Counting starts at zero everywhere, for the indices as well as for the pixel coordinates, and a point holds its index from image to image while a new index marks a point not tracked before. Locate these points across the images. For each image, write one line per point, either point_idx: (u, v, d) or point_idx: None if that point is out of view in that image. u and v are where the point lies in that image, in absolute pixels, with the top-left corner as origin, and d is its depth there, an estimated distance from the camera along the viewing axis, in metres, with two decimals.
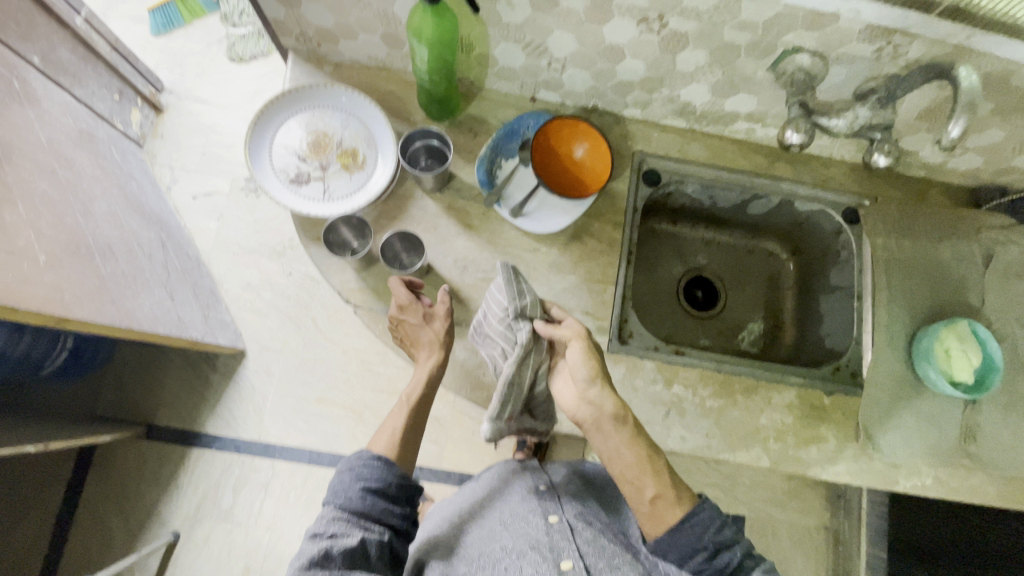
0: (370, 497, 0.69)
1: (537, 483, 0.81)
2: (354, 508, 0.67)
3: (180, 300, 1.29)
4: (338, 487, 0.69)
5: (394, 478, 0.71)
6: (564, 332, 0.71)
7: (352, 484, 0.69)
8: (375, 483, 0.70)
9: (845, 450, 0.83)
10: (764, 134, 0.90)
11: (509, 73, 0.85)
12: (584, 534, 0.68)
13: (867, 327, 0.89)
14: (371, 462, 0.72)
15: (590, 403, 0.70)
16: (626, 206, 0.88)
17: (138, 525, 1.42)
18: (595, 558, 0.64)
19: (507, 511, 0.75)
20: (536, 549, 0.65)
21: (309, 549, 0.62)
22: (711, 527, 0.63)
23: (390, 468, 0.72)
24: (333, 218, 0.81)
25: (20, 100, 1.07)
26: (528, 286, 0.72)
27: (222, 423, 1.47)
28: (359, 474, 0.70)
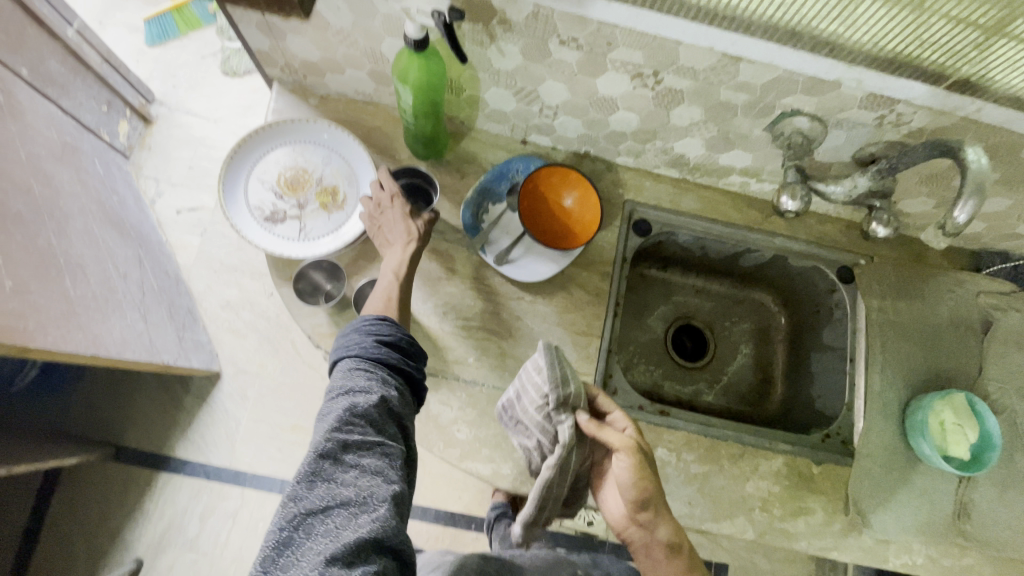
0: (382, 351, 0.63)
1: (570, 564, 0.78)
2: (368, 357, 0.61)
3: (155, 322, 1.25)
4: (348, 342, 0.63)
5: (404, 334, 0.66)
6: (613, 438, 0.61)
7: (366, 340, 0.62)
8: (387, 335, 0.64)
9: (833, 523, 0.79)
10: (760, 188, 0.88)
11: (500, 116, 0.83)
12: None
13: (859, 393, 0.86)
14: (380, 321, 0.65)
15: (641, 526, 0.62)
16: (614, 256, 0.85)
17: (99, 551, 1.36)
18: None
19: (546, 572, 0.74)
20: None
21: (334, 408, 0.57)
22: None
23: (398, 328, 0.67)
24: (303, 265, 0.78)
25: (3, 113, 1.04)
26: (573, 372, 0.66)
27: (193, 447, 1.42)
28: (370, 331, 0.64)
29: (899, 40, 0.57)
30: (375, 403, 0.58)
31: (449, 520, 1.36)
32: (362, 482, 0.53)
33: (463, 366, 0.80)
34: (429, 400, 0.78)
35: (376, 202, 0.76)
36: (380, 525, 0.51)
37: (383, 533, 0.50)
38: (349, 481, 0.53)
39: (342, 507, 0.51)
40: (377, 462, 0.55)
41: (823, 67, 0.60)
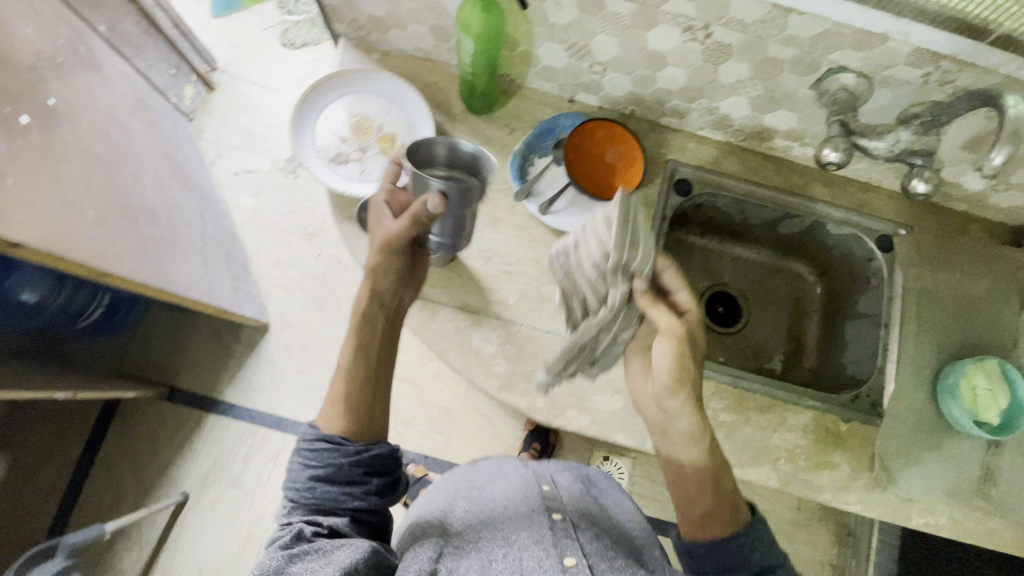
0: (320, 483, 0.71)
1: (542, 484, 0.82)
2: (306, 493, 0.70)
3: (214, 269, 1.34)
4: (292, 480, 0.73)
5: (341, 458, 0.72)
6: (662, 320, 0.68)
7: (302, 471, 0.72)
8: (320, 468, 0.72)
9: (857, 479, 0.81)
10: (802, 152, 0.90)
11: (550, 73, 0.87)
12: (586, 534, 0.69)
13: (892, 357, 0.87)
14: (322, 441, 0.74)
15: (666, 407, 0.70)
16: (655, 213, 0.88)
17: (151, 483, 1.46)
18: (599, 558, 0.64)
19: (508, 504, 0.77)
20: (542, 542, 0.67)
21: (275, 547, 0.65)
22: (760, 550, 0.65)
23: (341, 450, 0.73)
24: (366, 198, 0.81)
25: (84, 64, 1.14)
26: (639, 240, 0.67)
27: (241, 392, 1.52)
28: (304, 462, 0.73)
29: None
30: (318, 531, 0.67)
31: None
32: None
33: (505, 307, 0.85)
34: (471, 336, 0.83)
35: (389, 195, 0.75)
36: None
37: None
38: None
39: None
40: (323, 556, 0.62)
41: (870, 19, 0.64)
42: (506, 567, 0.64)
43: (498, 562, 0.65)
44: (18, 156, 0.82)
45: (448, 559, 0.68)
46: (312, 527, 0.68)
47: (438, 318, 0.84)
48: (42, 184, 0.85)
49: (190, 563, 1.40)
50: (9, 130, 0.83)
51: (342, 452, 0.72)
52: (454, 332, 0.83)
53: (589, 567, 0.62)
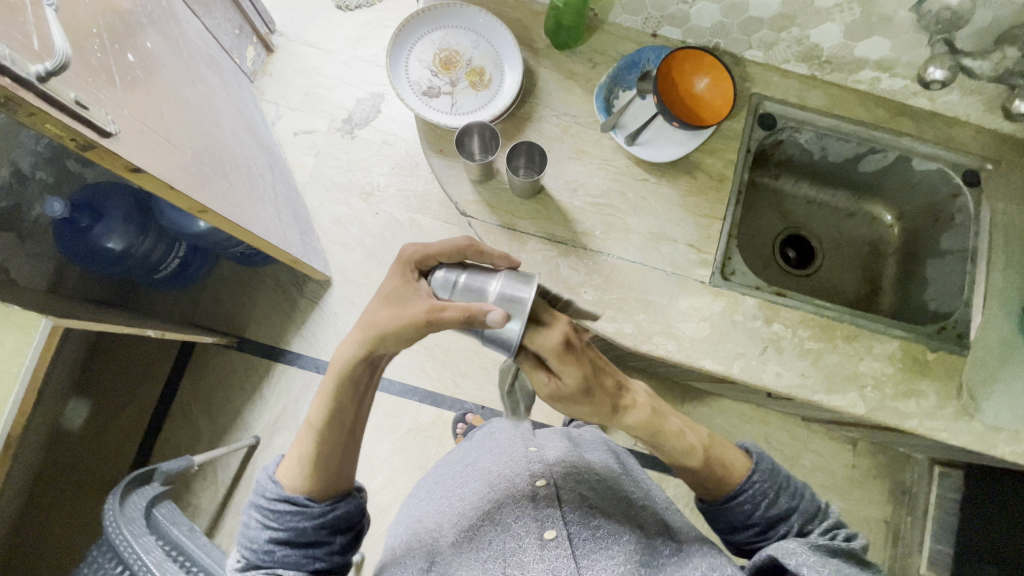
0: (280, 545, 0.65)
1: (528, 445, 0.84)
2: (264, 554, 0.65)
3: (285, 220, 1.39)
4: (248, 532, 0.67)
5: (306, 523, 0.66)
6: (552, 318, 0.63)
7: (260, 533, 0.66)
8: (281, 532, 0.66)
9: (946, 407, 0.81)
10: (891, 84, 0.89)
11: (637, 5, 0.87)
12: (569, 497, 0.72)
13: (980, 290, 0.86)
14: (285, 501, 0.67)
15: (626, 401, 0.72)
16: (740, 145, 0.88)
17: (224, 428, 1.53)
18: (579, 527, 0.69)
19: (498, 471, 0.79)
20: (523, 517, 0.70)
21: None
22: (761, 505, 0.69)
23: (305, 514, 0.67)
24: (469, 124, 0.87)
25: (167, 16, 1.18)
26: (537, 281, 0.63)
27: (306, 343, 1.57)
28: (265, 521, 0.67)
29: None
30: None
31: None
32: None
33: (592, 237, 0.86)
34: (559, 265, 0.85)
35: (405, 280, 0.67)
36: None
37: None
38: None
39: None
40: None
41: None
42: (492, 553, 0.68)
43: (486, 546, 0.69)
44: (130, 90, 0.87)
45: (442, 560, 0.71)
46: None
47: (527, 247, 0.86)
48: (150, 119, 0.90)
49: None
50: (122, 65, 0.88)
51: (307, 515, 0.67)
52: (543, 260, 0.85)
53: (568, 539, 0.66)
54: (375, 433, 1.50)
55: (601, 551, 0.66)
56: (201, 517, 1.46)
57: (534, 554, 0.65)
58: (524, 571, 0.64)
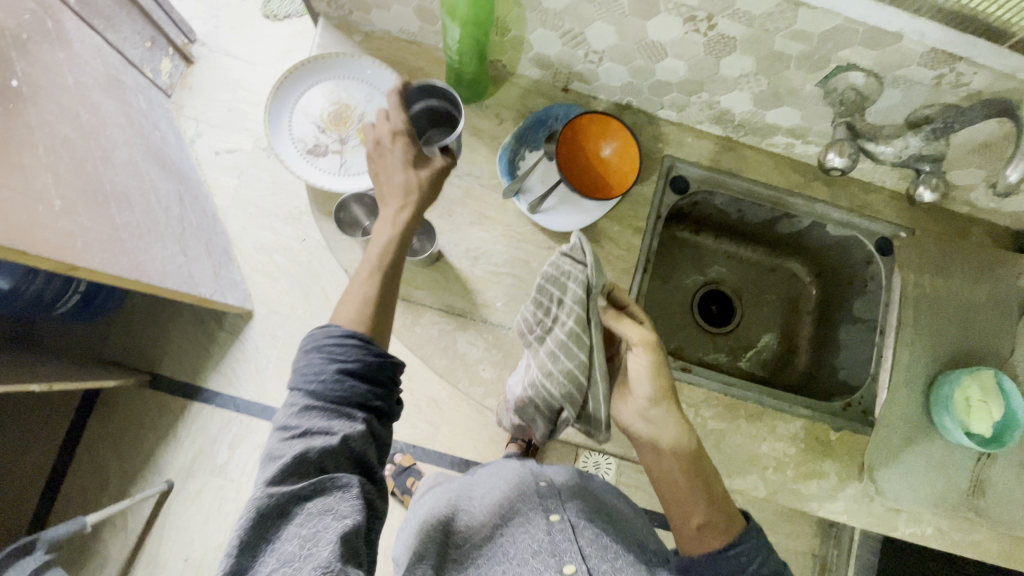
0: (343, 387, 0.58)
1: (539, 479, 0.77)
2: (324, 393, 0.58)
3: (193, 256, 1.29)
4: (305, 367, 0.60)
5: (372, 359, 0.60)
6: (633, 334, 0.64)
7: (325, 365, 0.59)
8: (349, 365, 0.59)
9: (846, 488, 0.80)
10: (804, 150, 0.86)
11: (543, 60, 0.81)
12: (586, 531, 0.66)
13: (886, 364, 0.85)
14: (349, 336, 0.61)
15: (648, 421, 0.66)
16: (649, 211, 0.85)
17: (134, 471, 1.43)
18: (598, 560, 0.62)
19: (507, 503, 0.72)
20: (538, 554, 0.62)
21: (284, 453, 0.54)
22: (756, 560, 0.60)
23: (369, 347, 0.61)
24: (345, 197, 0.79)
25: (51, 39, 1.06)
26: (567, 288, 0.66)
27: (225, 380, 1.49)
28: (332, 354, 0.60)
29: None
30: (324, 448, 0.55)
31: None
32: (305, 535, 0.51)
33: (491, 310, 0.82)
34: (456, 340, 0.81)
35: (376, 140, 0.68)
36: None
37: None
38: (293, 536, 0.51)
39: (284, 560, 0.50)
40: (327, 501, 0.54)
41: (885, 17, 0.59)
42: None
43: None
44: None
45: None
46: (320, 442, 0.55)
47: (421, 321, 0.81)
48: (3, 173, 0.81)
49: (176, 550, 1.39)
50: None
51: (373, 353, 0.61)
52: (438, 335, 0.81)
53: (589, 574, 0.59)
54: None
55: None
56: (109, 568, 1.38)
57: None
58: None
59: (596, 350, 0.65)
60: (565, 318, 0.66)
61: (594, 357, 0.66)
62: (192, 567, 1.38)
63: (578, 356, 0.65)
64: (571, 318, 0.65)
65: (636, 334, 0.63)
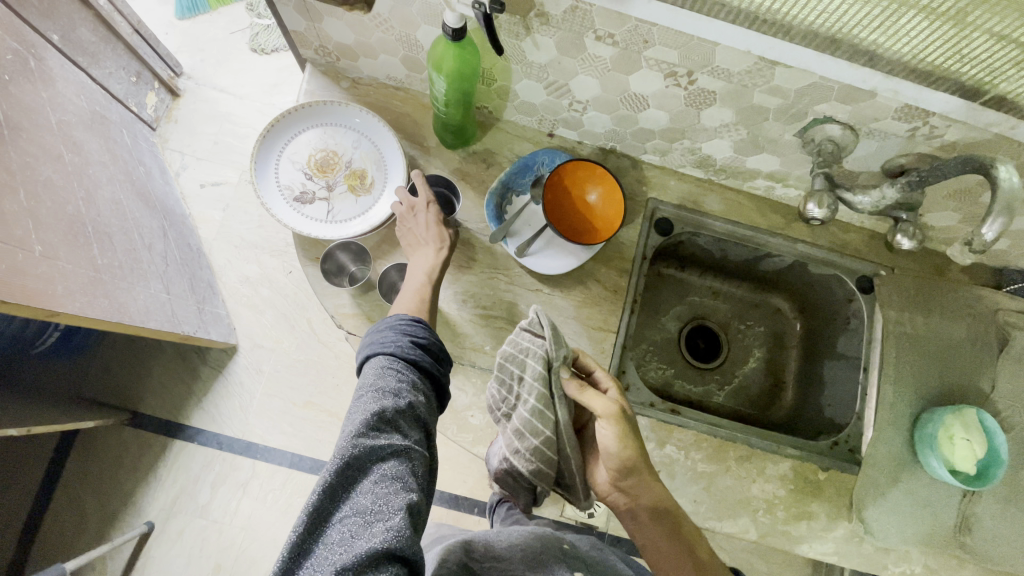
0: (416, 356, 0.64)
1: (561, 538, 0.76)
2: (402, 357, 0.63)
3: (176, 293, 1.27)
4: (382, 339, 0.65)
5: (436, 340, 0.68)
6: (597, 404, 0.63)
7: (402, 337, 0.65)
8: (422, 339, 0.66)
9: (835, 528, 0.81)
10: (784, 192, 0.88)
11: (529, 107, 0.83)
12: None
13: (871, 402, 0.86)
14: (416, 320, 0.68)
15: (625, 490, 0.65)
16: (634, 253, 0.86)
17: (112, 513, 1.39)
18: None
19: (531, 545, 0.71)
20: None
21: (363, 406, 0.57)
22: None
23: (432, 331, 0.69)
24: (331, 247, 0.79)
25: (34, 79, 1.05)
26: (528, 364, 0.67)
27: (208, 417, 1.46)
28: (404, 330, 0.66)
29: (939, 53, 0.56)
30: (397, 408, 0.58)
31: (453, 503, 1.32)
32: (382, 487, 0.52)
33: (480, 354, 0.81)
34: None
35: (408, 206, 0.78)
36: (396, 532, 0.48)
37: (402, 541, 0.48)
38: (370, 487, 0.52)
39: (358, 512, 0.50)
40: (400, 460, 0.55)
41: (859, 76, 0.60)
42: None
43: None
44: None
45: None
46: (394, 403, 0.58)
47: None
48: None
49: None
50: None
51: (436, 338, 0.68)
52: None
53: None
54: (285, 516, 1.40)
55: None
56: None
57: None
58: None
59: (561, 424, 0.66)
60: (526, 396, 0.67)
61: (561, 431, 0.67)
62: None
63: (543, 433, 0.67)
64: (532, 395, 0.66)
65: (601, 403, 0.63)
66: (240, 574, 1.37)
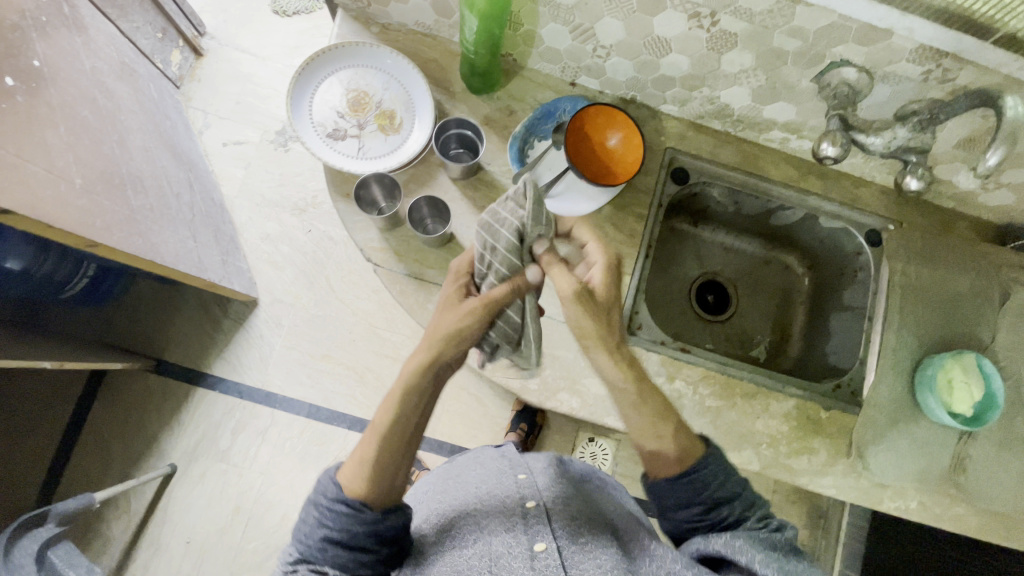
0: (330, 552, 0.60)
1: (518, 470, 0.76)
2: (313, 562, 0.59)
3: (202, 242, 1.31)
4: (301, 532, 0.62)
5: (357, 528, 0.60)
6: (565, 282, 0.64)
7: (315, 530, 0.61)
8: (333, 532, 0.60)
9: (835, 464, 0.85)
10: (799, 144, 0.91)
11: (553, 54, 0.86)
12: (560, 515, 0.67)
13: (874, 348, 0.90)
14: (342, 503, 0.61)
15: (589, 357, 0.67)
16: (651, 199, 0.89)
17: (137, 455, 1.45)
18: (569, 542, 0.64)
19: (484, 488, 0.74)
20: (511, 537, 0.64)
21: None
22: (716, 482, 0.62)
23: (360, 514, 0.60)
24: (366, 175, 0.83)
25: (68, 25, 1.08)
26: (499, 239, 0.63)
27: (229, 367, 1.51)
28: (320, 518, 0.61)
29: None
30: None
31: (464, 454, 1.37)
32: None
33: None
34: None
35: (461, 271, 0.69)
36: None
37: None
38: None
39: None
40: None
41: (876, 15, 0.63)
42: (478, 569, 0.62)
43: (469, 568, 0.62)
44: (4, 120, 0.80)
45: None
46: None
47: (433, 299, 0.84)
48: (29, 150, 0.84)
49: (178, 534, 1.40)
50: None
51: (356, 518, 0.60)
52: None
53: (559, 552, 0.62)
54: (301, 463, 1.45)
55: (588, 559, 0.61)
56: (111, 550, 1.39)
57: (523, 564, 0.60)
58: None
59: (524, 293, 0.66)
60: (495, 263, 0.65)
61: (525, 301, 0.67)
62: (194, 549, 1.39)
63: (505, 300, 0.65)
64: (502, 262, 0.64)
65: (568, 278, 0.64)
66: (258, 516, 1.43)
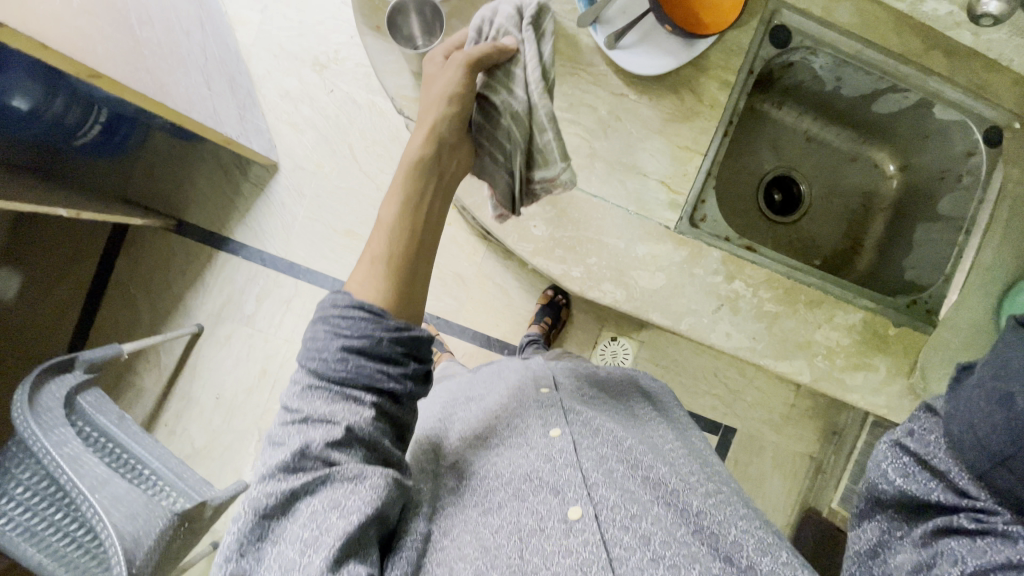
0: (349, 367, 0.48)
1: (540, 383, 0.68)
2: (330, 376, 0.48)
3: (218, 92, 1.19)
4: (312, 343, 0.49)
5: (384, 335, 0.49)
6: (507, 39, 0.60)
7: (330, 341, 0.48)
8: (355, 343, 0.48)
9: (892, 383, 0.78)
10: (934, 8, 0.73)
11: None
12: (591, 454, 0.55)
13: (964, 265, 0.78)
14: (358, 307, 0.49)
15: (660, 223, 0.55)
16: (741, 63, 0.74)
17: (164, 313, 1.45)
18: (607, 489, 0.51)
19: (503, 409, 0.64)
20: (536, 487, 0.52)
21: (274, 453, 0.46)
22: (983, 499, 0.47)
23: (380, 320, 0.49)
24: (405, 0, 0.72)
25: None
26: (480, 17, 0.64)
27: (250, 233, 1.45)
28: (336, 329, 0.49)
29: None
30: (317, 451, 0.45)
31: None
32: (307, 535, 0.42)
33: None
34: None
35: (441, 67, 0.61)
36: None
37: None
38: (297, 531, 0.43)
39: (294, 543, 0.42)
40: (337, 491, 0.45)
41: None
42: (502, 526, 0.49)
43: (494, 515, 0.51)
44: None
45: (442, 515, 0.53)
46: (323, 434, 0.46)
47: None
48: None
49: (207, 390, 1.44)
50: None
51: (382, 324, 0.49)
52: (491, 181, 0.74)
53: (596, 516, 0.49)
54: None
55: (630, 516, 0.49)
56: (145, 398, 1.44)
57: (557, 539, 0.48)
58: (547, 562, 0.46)
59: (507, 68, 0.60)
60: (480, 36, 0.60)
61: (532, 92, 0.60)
62: (224, 404, 1.43)
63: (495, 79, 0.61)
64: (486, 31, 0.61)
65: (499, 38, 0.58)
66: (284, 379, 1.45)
